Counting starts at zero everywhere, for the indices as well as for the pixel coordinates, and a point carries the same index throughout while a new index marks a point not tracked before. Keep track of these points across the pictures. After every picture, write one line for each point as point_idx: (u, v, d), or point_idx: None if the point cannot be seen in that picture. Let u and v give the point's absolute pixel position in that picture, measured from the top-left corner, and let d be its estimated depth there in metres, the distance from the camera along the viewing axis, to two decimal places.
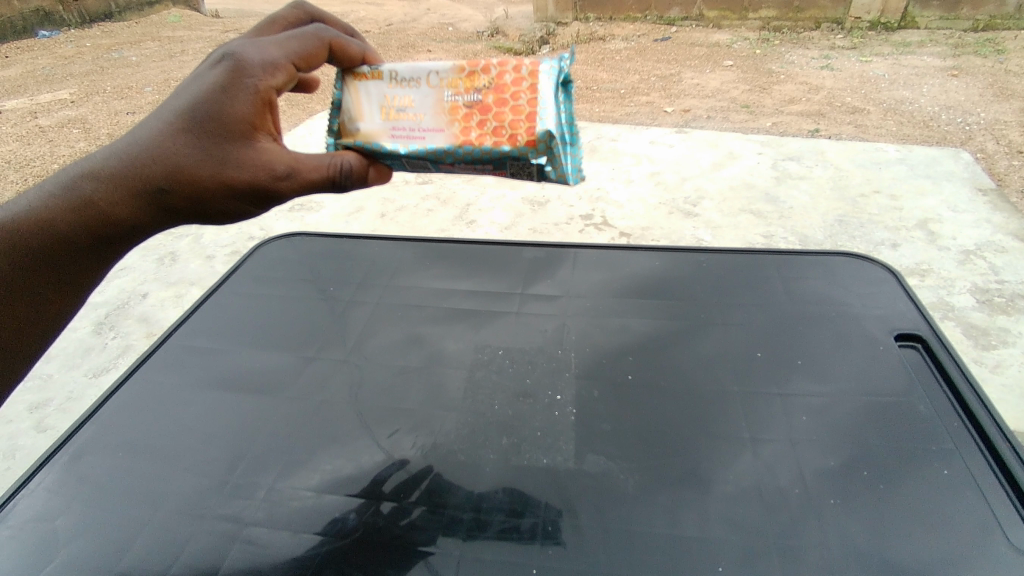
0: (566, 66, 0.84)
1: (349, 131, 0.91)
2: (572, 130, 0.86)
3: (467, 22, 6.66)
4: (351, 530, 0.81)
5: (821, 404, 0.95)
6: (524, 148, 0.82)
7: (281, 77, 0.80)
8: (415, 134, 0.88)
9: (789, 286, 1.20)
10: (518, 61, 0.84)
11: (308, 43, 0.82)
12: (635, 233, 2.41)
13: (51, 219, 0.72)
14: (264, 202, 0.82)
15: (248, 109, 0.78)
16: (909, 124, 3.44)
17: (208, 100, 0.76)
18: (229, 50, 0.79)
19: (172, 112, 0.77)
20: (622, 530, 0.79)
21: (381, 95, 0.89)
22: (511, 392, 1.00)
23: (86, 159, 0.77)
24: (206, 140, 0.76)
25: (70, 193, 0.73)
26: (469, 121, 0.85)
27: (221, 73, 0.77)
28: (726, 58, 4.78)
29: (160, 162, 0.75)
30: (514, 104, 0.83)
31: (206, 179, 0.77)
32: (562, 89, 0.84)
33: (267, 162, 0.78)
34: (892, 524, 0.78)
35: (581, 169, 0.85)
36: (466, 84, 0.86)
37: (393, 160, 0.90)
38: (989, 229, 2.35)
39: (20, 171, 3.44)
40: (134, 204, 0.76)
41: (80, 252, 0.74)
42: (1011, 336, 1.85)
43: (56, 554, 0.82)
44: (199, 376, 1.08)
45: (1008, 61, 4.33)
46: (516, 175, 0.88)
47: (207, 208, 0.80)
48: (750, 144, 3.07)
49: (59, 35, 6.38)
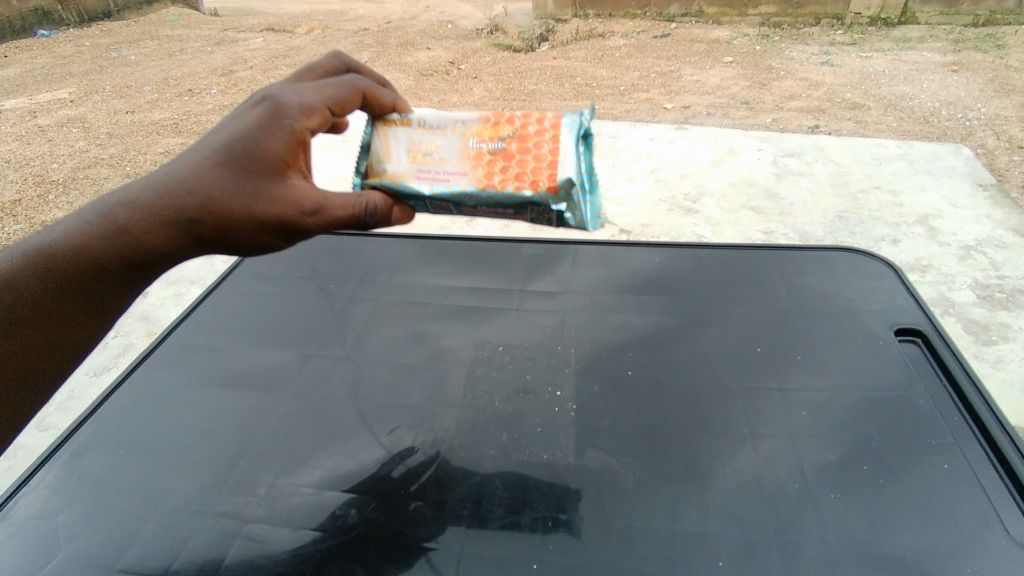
0: (587, 120, 0.83)
1: (376, 172, 0.86)
2: (587, 178, 0.85)
3: (466, 18, 6.64)
4: (351, 526, 0.81)
5: (819, 399, 0.95)
6: (545, 193, 0.80)
7: (317, 119, 0.78)
8: (440, 176, 0.84)
9: (789, 281, 1.20)
10: (539, 113, 0.83)
11: (343, 90, 0.80)
12: (636, 230, 2.41)
13: (85, 246, 0.73)
14: (293, 238, 0.77)
15: (281, 146, 0.75)
16: (909, 120, 3.44)
17: (243, 136, 0.74)
18: (269, 92, 0.78)
19: (208, 146, 0.75)
20: (623, 524, 0.79)
21: (408, 138, 0.85)
22: (511, 388, 1.00)
23: (124, 188, 0.77)
24: (238, 175, 0.73)
25: (105, 221, 0.74)
26: (493, 167, 0.82)
27: (260, 112, 0.75)
28: (725, 54, 4.77)
29: (192, 194, 0.73)
30: (537, 152, 0.81)
31: (236, 212, 0.73)
32: (582, 142, 0.83)
33: (294, 197, 0.74)
34: (889, 518, 0.78)
35: (600, 215, 0.85)
36: (491, 132, 0.83)
37: (416, 200, 0.86)
38: (989, 225, 2.34)
39: (20, 170, 3.44)
40: (164, 234, 0.74)
41: (111, 277, 0.75)
42: (1012, 332, 1.85)
43: (57, 552, 0.81)
44: (200, 373, 1.08)
45: (1008, 56, 4.32)
46: (535, 221, 0.85)
47: (235, 241, 0.76)
48: (749, 140, 3.07)
49: (57, 34, 6.37)
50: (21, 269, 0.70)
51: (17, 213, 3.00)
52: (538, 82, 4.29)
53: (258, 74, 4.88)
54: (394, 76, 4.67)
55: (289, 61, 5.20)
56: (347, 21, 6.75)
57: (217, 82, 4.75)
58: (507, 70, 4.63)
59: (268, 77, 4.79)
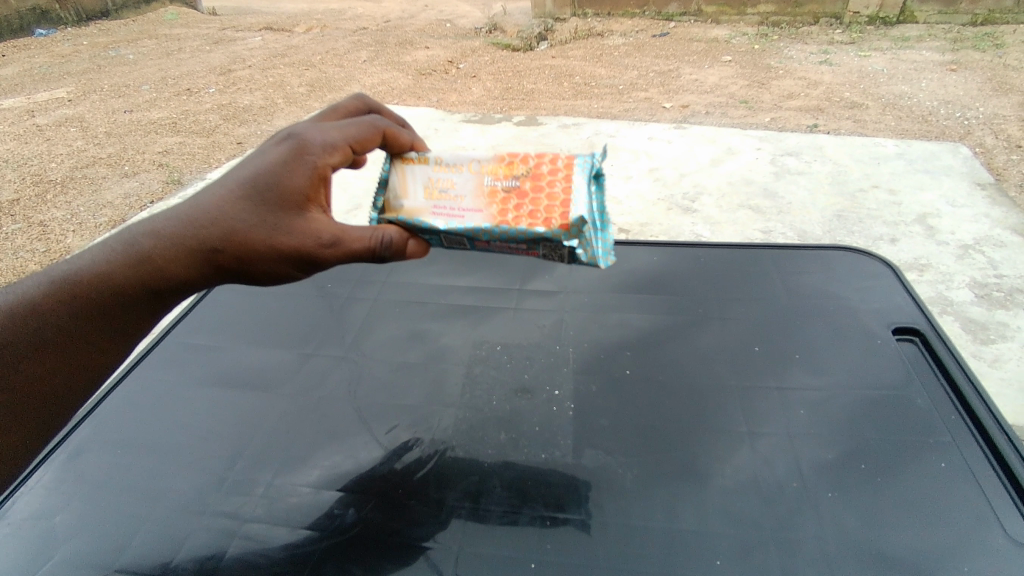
0: (600, 160, 0.81)
1: (393, 208, 0.85)
2: (601, 217, 0.82)
3: (465, 17, 6.64)
4: (349, 526, 0.81)
5: (819, 398, 0.95)
6: (557, 230, 0.77)
7: (339, 156, 0.79)
8: (454, 213, 0.82)
9: (787, 280, 1.21)
10: (553, 153, 0.81)
11: (365, 128, 0.81)
12: (634, 229, 2.41)
13: (111, 273, 0.76)
14: (310, 268, 0.81)
15: (303, 182, 0.77)
16: (907, 119, 3.44)
17: (267, 171, 0.76)
18: (293, 130, 0.80)
19: (233, 179, 0.78)
20: (621, 523, 0.79)
21: (425, 176, 0.85)
22: (509, 388, 1.01)
23: (150, 218, 0.81)
24: (261, 208, 0.76)
25: (130, 250, 0.78)
26: (507, 204, 0.80)
27: (283, 148, 0.78)
28: (724, 53, 4.77)
29: (216, 225, 0.76)
30: (550, 190, 0.78)
31: (257, 244, 0.76)
32: (595, 181, 0.80)
33: (314, 231, 0.77)
34: (887, 516, 0.78)
35: (611, 253, 0.81)
36: (505, 171, 0.82)
37: (430, 235, 0.85)
38: (988, 224, 2.35)
39: (18, 170, 3.43)
40: (187, 262, 0.77)
41: (135, 303, 0.78)
42: (1010, 331, 1.86)
43: (56, 551, 0.81)
44: (197, 372, 1.08)
45: (1006, 55, 4.32)
46: (548, 257, 0.82)
47: (255, 271, 0.79)
48: (748, 140, 3.07)
49: (55, 33, 6.35)
50: (49, 296, 0.74)
51: (15, 212, 2.99)
52: (537, 82, 4.29)
53: (257, 73, 4.88)
54: (392, 74, 4.66)
55: (288, 60, 5.20)
56: (346, 20, 6.74)
57: (215, 81, 4.75)
58: (506, 69, 4.63)
59: (266, 76, 4.79)
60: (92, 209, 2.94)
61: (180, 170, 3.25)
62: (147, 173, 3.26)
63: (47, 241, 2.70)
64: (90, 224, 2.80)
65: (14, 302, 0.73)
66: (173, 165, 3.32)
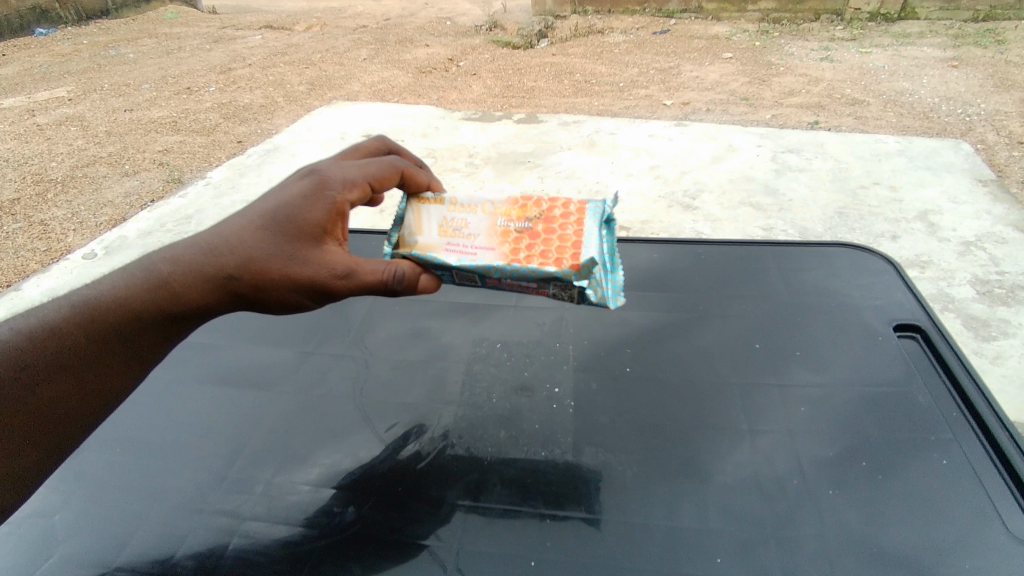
0: (610, 208, 0.86)
1: (407, 242, 0.87)
2: (611, 260, 0.87)
3: (466, 15, 6.62)
4: (347, 524, 0.80)
5: (820, 394, 0.95)
6: (568, 270, 0.79)
7: (357, 193, 0.82)
8: (467, 250, 0.85)
9: (788, 276, 1.21)
10: (566, 198, 0.86)
11: (384, 167, 0.84)
12: (635, 226, 2.41)
13: (129, 298, 0.80)
14: (323, 299, 0.82)
15: (321, 216, 0.80)
16: (909, 115, 3.43)
17: (288, 205, 0.79)
18: (315, 166, 0.84)
19: (253, 212, 0.81)
20: (622, 521, 0.79)
21: (440, 214, 0.88)
22: (509, 385, 1.01)
23: (173, 246, 0.84)
24: (280, 239, 0.79)
25: (150, 276, 0.81)
26: (519, 243, 0.83)
27: (304, 183, 0.81)
28: (725, 50, 4.76)
29: (235, 255, 0.79)
30: (561, 233, 0.82)
31: (273, 272, 0.79)
32: (605, 227, 0.85)
33: (328, 262, 0.79)
34: (887, 513, 0.77)
35: (620, 293, 0.85)
36: (518, 213, 0.86)
37: (443, 271, 0.86)
38: (989, 221, 2.34)
39: (18, 169, 3.43)
40: (205, 288, 0.80)
41: (150, 329, 0.81)
42: (1011, 327, 1.85)
43: (55, 550, 0.81)
44: (198, 371, 1.07)
45: (1008, 51, 4.31)
46: (557, 297, 0.84)
47: (269, 299, 0.81)
48: (749, 137, 3.06)
49: (56, 32, 6.35)
50: (68, 321, 0.78)
51: (16, 212, 2.99)
52: (537, 79, 4.28)
53: (257, 72, 4.87)
54: (392, 72, 4.66)
55: (287, 59, 5.19)
56: (346, 18, 6.73)
57: (215, 80, 4.74)
58: (506, 67, 4.62)
59: (267, 75, 4.79)
60: (92, 208, 2.94)
61: (181, 169, 3.25)
62: (147, 172, 3.26)
63: (48, 240, 2.70)
64: (90, 223, 2.80)
65: (36, 327, 0.77)
66: (173, 164, 3.32)
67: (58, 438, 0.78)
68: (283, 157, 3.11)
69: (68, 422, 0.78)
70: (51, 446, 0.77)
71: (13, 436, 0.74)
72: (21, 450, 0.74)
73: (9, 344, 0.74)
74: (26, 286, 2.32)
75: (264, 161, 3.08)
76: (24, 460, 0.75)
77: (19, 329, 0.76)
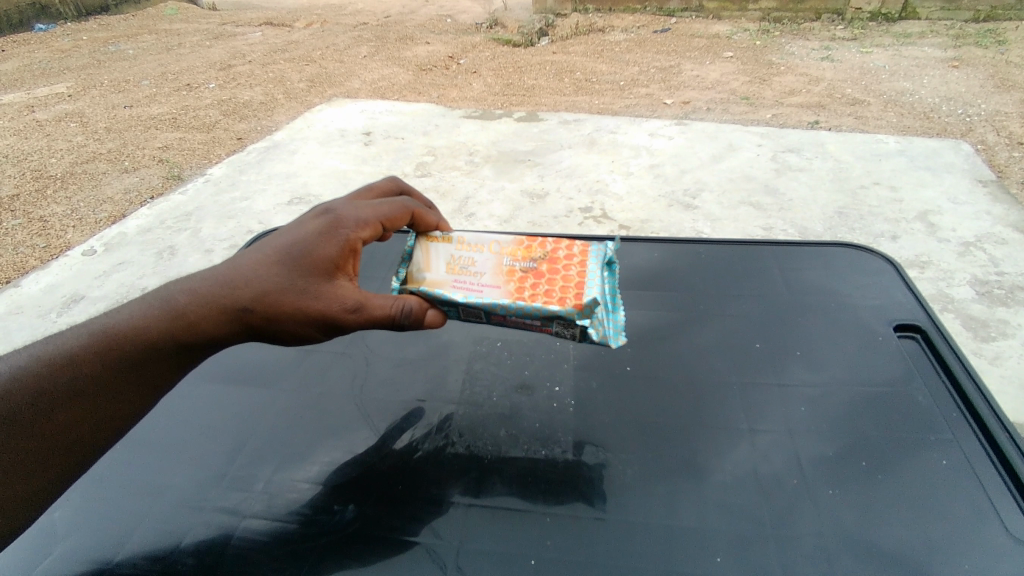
0: (613, 249, 0.87)
1: (415, 279, 0.87)
2: (613, 301, 0.86)
3: (466, 13, 6.60)
4: (346, 523, 0.80)
5: (818, 393, 0.95)
6: (571, 309, 0.79)
7: (369, 231, 0.84)
8: (474, 287, 0.85)
9: (787, 276, 1.21)
10: (570, 240, 0.87)
11: (396, 208, 0.87)
12: (635, 225, 2.41)
13: (144, 326, 0.79)
14: (332, 332, 0.82)
15: (334, 252, 0.81)
16: (909, 115, 3.43)
17: (304, 241, 0.80)
18: (329, 206, 0.85)
19: (269, 246, 0.81)
20: (622, 521, 0.79)
21: (448, 252, 0.89)
22: (509, 384, 1.01)
23: (189, 277, 0.83)
24: (295, 274, 0.79)
25: (166, 306, 0.80)
26: (524, 282, 0.84)
27: (320, 221, 0.82)
28: (725, 49, 4.76)
29: (251, 286, 0.79)
30: (565, 273, 0.83)
31: (286, 306, 0.79)
32: (607, 268, 0.86)
33: (339, 296, 0.79)
34: (883, 511, 0.78)
35: (622, 332, 0.83)
36: (523, 253, 0.87)
37: (450, 306, 0.85)
38: (989, 221, 2.34)
39: (17, 165, 3.42)
40: (218, 319, 0.79)
41: (164, 358, 0.79)
42: (1011, 328, 1.86)
43: (53, 549, 0.80)
44: (201, 371, 1.07)
45: (1008, 52, 4.31)
46: (560, 335, 0.83)
47: (281, 331, 0.81)
48: (749, 136, 3.06)
49: (55, 28, 6.34)
50: (86, 348, 0.77)
51: (15, 208, 2.99)
52: (537, 77, 4.28)
53: (256, 69, 4.86)
54: (392, 70, 4.65)
55: (287, 56, 5.18)
56: (346, 15, 6.72)
57: (215, 76, 4.74)
58: (506, 65, 4.61)
59: (266, 71, 4.79)
60: (91, 205, 2.93)
61: (181, 165, 3.24)
62: (147, 169, 3.26)
63: (47, 236, 2.69)
64: (89, 220, 2.79)
65: (55, 354, 0.76)
66: (173, 161, 3.31)
67: (68, 464, 0.76)
68: (283, 154, 3.11)
69: (80, 448, 0.77)
70: (58, 472, 0.75)
71: (23, 461, 0.73)
72: (29, 476, 0.73)
73: (28, 371, 0.74)
74: (25, 283, 2.32)
75: (264, 158, 3.08)
76: (31, 485, 0.74)
77: (39, 356, 0.76)
